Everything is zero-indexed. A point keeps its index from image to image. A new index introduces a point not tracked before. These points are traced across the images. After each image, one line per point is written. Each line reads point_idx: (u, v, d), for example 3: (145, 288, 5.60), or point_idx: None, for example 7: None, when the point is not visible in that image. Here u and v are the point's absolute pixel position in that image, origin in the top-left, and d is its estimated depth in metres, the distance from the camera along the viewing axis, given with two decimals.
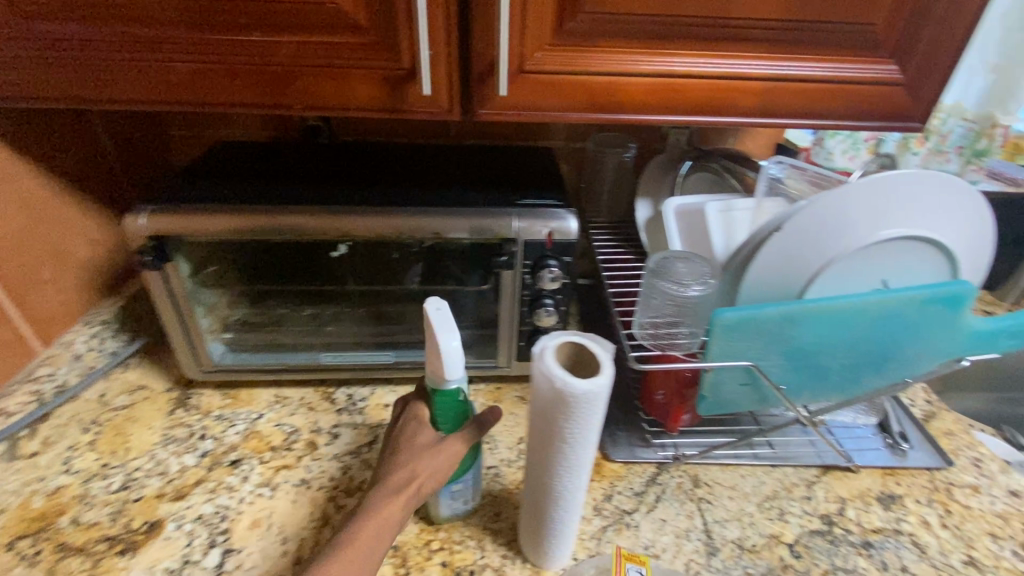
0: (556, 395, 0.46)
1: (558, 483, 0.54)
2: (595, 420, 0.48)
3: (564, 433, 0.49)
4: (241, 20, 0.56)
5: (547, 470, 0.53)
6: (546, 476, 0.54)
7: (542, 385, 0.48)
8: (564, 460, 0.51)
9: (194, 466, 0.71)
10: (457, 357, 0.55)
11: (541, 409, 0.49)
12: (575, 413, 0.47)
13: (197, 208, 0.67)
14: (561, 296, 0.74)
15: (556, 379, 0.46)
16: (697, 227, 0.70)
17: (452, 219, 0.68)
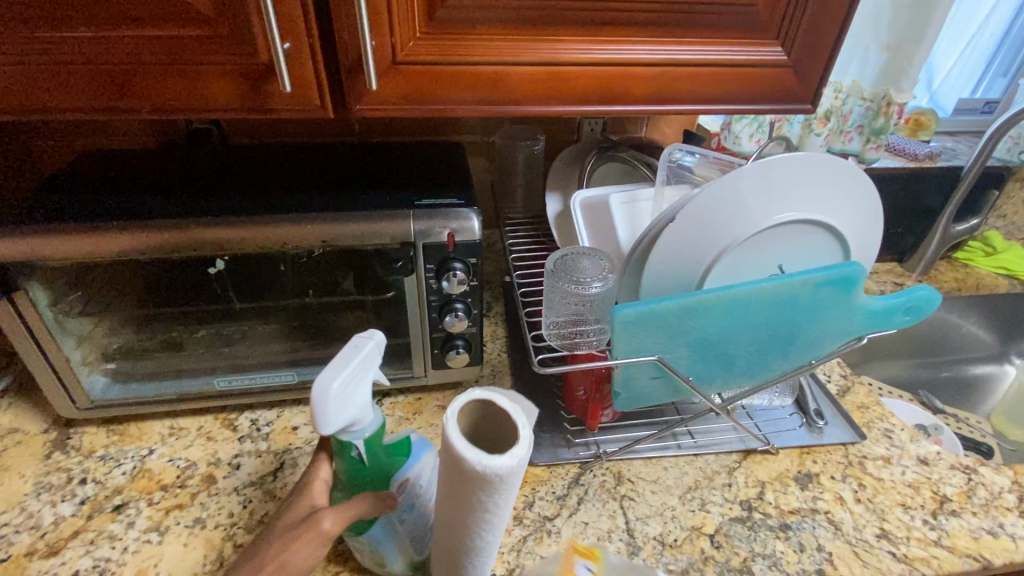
0: (477, 479, 0.42)
1: (479, 543, 0.49)
2: (518, 485, 0.45)
3: (487, 507, 0.45)
4: (60, 13, 0.49)
5: (467, 535, 0.48)
6: (465, 539, 0.49)
7: (458, 466, 0.43)
8: (479, 528, 0.48)
9: (71, 516, 0.64)
10: (336, 408, 0.45)
11: (456, 486, 0.45)
12: (498, 490, 0.43)
13: (45, 229, 0.59)
14: (471, 299, 0.70)
15: (476, 463, 0.42)
16: (604, 219, 0.68)
17: (342, 226, 0.63)
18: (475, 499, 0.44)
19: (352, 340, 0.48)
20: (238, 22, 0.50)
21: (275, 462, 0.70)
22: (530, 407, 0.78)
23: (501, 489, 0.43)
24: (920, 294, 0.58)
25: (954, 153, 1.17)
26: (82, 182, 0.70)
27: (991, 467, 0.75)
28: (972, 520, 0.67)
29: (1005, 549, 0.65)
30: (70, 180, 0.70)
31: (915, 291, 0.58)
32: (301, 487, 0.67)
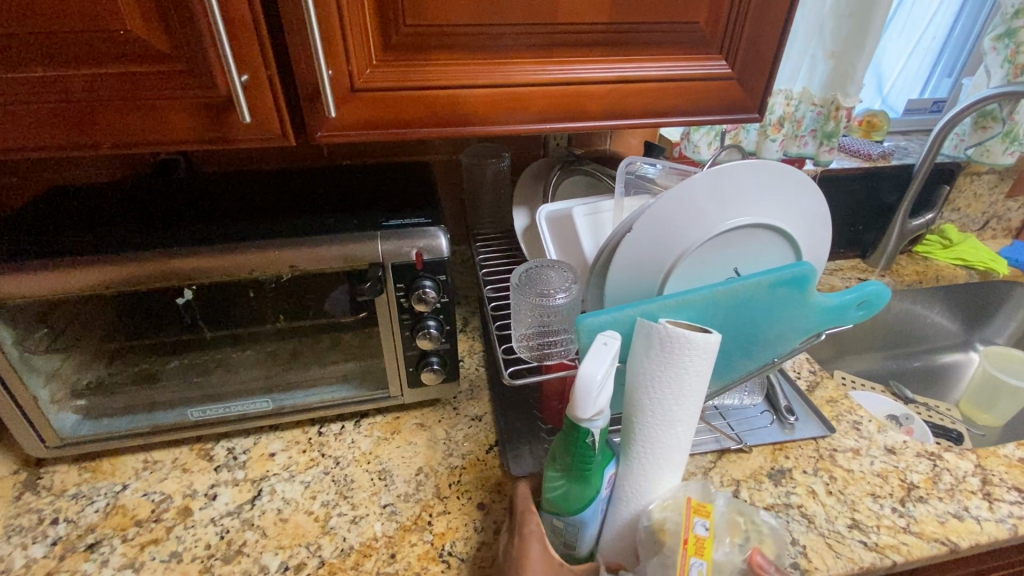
0: (661, 346, 0.51)
1: (651, 446, 0.55)
2: (693, 372, 0.52)
3: (662, 386, 0.52)
4: (13, 55, 0.49)
5: (643, 433, 0.55)
6: (640, 440, 0.55)
7: (649, 344, 0.52)
8: (650, 415, 0.54)
9: (42, 558, 0.62)
10: (596, 390, 0.48)
11: (639, 369, 0.53)
12: (671, 360, 0.51)
13: (6, 268, 0.59)
14: (442, 315, 0.71)
15: (660, 331, 0.51)
16: (569, 232, 0.70)
17: (311, 249, 0.64)
18: (681, 380, 0.52)
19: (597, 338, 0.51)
20: (195, 58, 0.51)
21: (253, 490, 0.70)
22: (507, 421, 0.79)
23: (695, 353, 0.51)
24: (870, 290, 0.60)
25: (905, 151, 1.22)
26: (47, 217, 0.69)
27: (955, 452, 0.77)
28: (939, 505, 0.69)
29: (971, 531, 0.67)
30: (35, 217, 0.69)
31: (865, 288, 0.61)
32: (279, 514, 0.67)
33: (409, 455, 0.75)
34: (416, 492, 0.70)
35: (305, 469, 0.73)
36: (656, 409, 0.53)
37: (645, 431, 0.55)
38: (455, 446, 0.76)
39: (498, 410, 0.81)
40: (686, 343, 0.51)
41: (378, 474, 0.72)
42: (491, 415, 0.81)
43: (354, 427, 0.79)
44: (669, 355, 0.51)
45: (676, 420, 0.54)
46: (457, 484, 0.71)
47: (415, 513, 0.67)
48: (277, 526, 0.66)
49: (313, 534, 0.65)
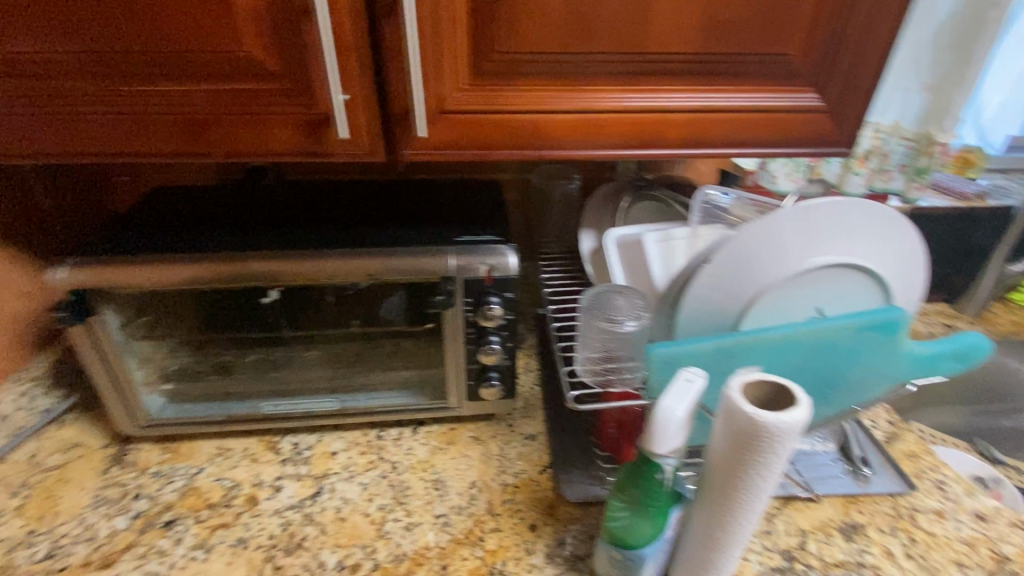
0: (747, 431, 0.45)
1: (730, 519, 0.51)
2: (782, 455, 0.46)
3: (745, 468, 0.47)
4: (149, 70, 0.54)
5: (720, 506, 0.51)
6: (717, 512, 0.51)
7: (732, 424, 0.46)
8: (728, 492, 0.49)
9: (125, 529, 0.67)
10: (676, 426, 0.48)
11: (718, 445, 0.48)
12: (759, 447, 0.45)
13: (119, 259, 0.65)
14: (506, 331, 0.72)
15: (749, 416, 0.45)
16: (639, 257, 0.69)
17: (388, 261, 0.66)
18: (768, 464, 0.47)
19: (680, 375, 0.51)
20: (300, 77, 0.55)
21: (314, 486, 0.73)
22: (562, 443, 0.78)
23: (786, 440, 0.45)
24: (969, 342, 0.57)
25: (1003, 190, 1.14)
26: (156, 216, 0.76)
27: None
28: None
29: None
30: (144, 215, 0.76)
31: (963, 339, 0.57)
32: (338, 513, 0.69)
33: (463, 468, 0.76)
34: (470, 506, 0.71)
35: (364, 471, 0.75)
36: (731, 488, 0.49)
37: (720, 501, 0.50)
38: (509, 464, 0.76)
39: (553, 431, 0.80)
40: (770, 439, 0.45)
41: (432, 484, 0.73)
42: (546, 435, 0.81)
43: (410, 434, 0.81)
44: (745, 445, 0.46)
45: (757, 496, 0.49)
46: (510, 502, 0.71)
47: (468, 528, 0.68)
48: (336, 524, 0.68)
49: (369, 537, 0.66)
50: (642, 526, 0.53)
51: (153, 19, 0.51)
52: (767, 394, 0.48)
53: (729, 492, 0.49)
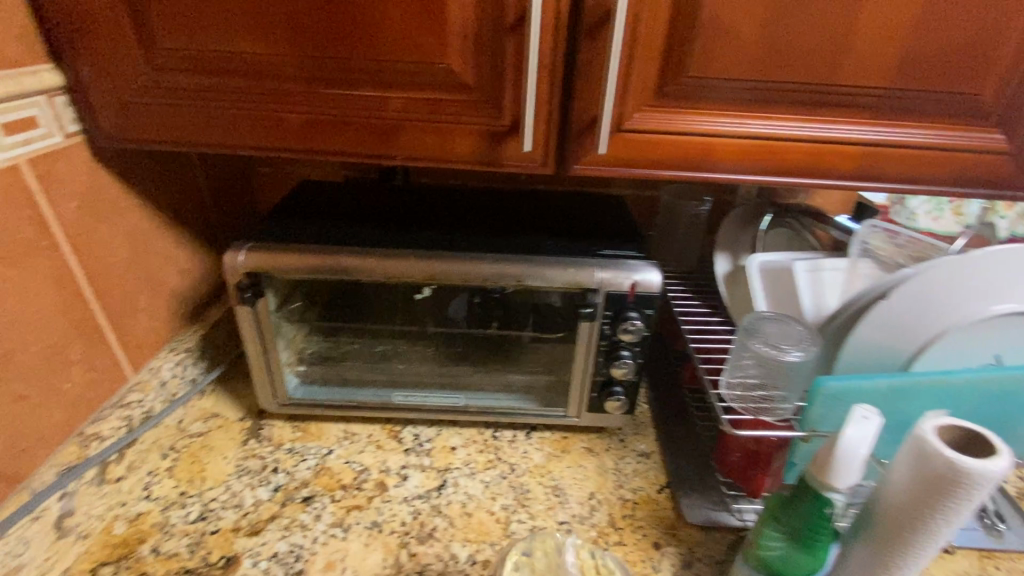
0: (942, 473, 0.45)
1: (898, 564, 0.50)
2: (973, 503, 0.46)
3: (930, 512, 0.47)
4: (356, 75, 0.57)
5: (890, 550, 0.50)
6: (885, 555, 0.50)
7: (923, 465, 0.46)
8: (904, 535, 0.49)
9: (268, 501, 0.71)
10: (854, 460, 0.48)
11: (900, 485, 0.48)
12: (953, 492, 0.45)
13: (288, 247, 0.69)
14: (638, 348, 0.72)
15: (947, 458, 0.44)
16: (788, 286, 0.69)
17: (538, 269, 0.68)
18: (957, 510, 0.46)
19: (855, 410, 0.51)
20: (494, 91, 0.57)
21: (439, 479, 0.76)
22: (678, 464, 0.78)
23: (983, 488, 0.44)
24: None
25: None
26: (309, 209, 0.81)
27: None
28: None
29: None
30: (299, 208, 0.81)
31: None
32: (464, 507, 0.72)
33: (579, 477, 0.77)
34: (591, 516, 0.72)
35: (484, 469, 0.77)
36: (909, 532, 0.48)
37: (891, 543, 0.49)
38: (625, 478, 0.77)
39: (667, 450, 0.81)
40: (969, 486, 0.44)
41: (551, 490, 0.75)
42: (659, 454, 0.81)
43: (525, 438, 0.83)
44: (937, 489, 0.45)
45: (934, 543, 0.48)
46: (630, 518, 0.72)
47: (591, 537, 0.69)
48: (463, 519, 0.70)
49: (496, 535, 0.68)
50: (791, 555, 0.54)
51: (368, 30, 0.55)
52: (958, 439, 0.47)
53: (904, 536, 0.48)
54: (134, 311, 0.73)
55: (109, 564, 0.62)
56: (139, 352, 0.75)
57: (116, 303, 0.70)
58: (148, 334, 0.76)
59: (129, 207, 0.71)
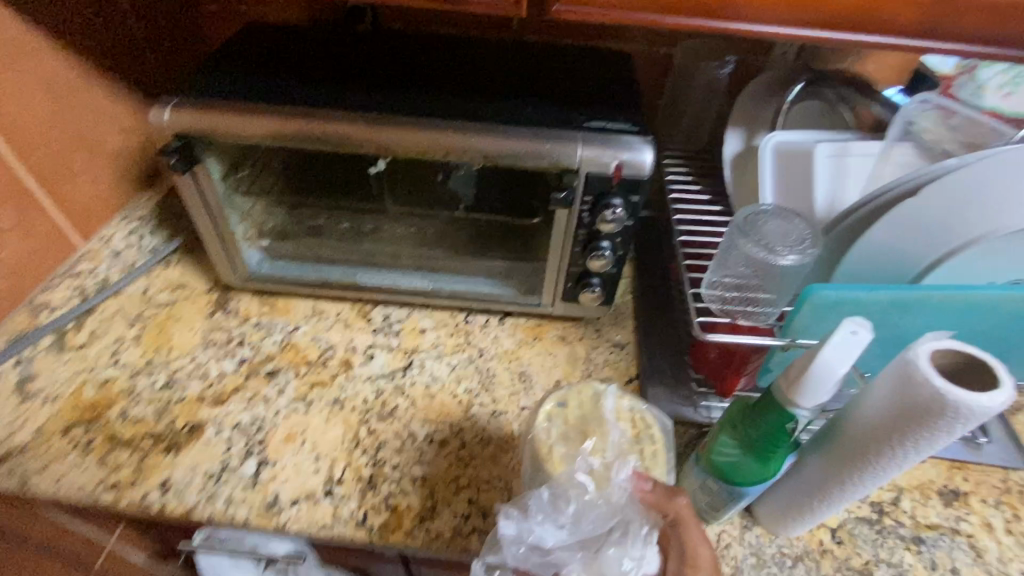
0: (923, 405, 0.40)
1: (846, 483, 0.48)
2: (947, 438, 0.42)
3: (899, 443, 0.43)
4: None
5: (843, 471, 0.48)
6: (835, 475, 0.49)
7: (908, 395, 0.41)
8: (861, 460, 0.46)
9: (233, 373, 0.71)
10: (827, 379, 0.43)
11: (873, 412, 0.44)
12: (930, 426, 0.41)
13: (224, 105, 0.60)
14: (620, 238, 0.65)
15: (935, 388, 0.39)
16: (802, 172, 0.59)
17: (505, 141, 0.59)
18: (925, 444, 0.42)
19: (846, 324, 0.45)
20: None
21: (405, 360, 0.74)
22: (651, 355, 0.76)
23: (964, 423, 0.40)
24: None
25: None
26: (253, 57, 0.69)
27: None
28: None
29: None
30: (241, 55, 0.69)
31: None
32: (428, 389, 0.71)
33: (548, 366, 0.75)
34: None
35: (451, 352, 0.76)
36: (866, 455, 0.45)
37: (845, 463, 0.47)
38: (595, 369, 0.75)
39: (643, 342, 0.78)
40: (943, 422, 0.40)
41: (517, 375, 0.73)
42: (634, 346, 0.78)
43: (497, 323, 0.80)
44: (913, 419, 0.41)
45: (894, 470, 0.46)
46: None
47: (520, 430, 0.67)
48: (425, 399, 0.70)
49: (456, 415, 0.69)
50: (751, 465, 0.51)
51: None
52: (964, 378, 0.42)
53: (863, 459, 0.46)
54: (70, 174, 0.67)
55: (79, 424, 0.64)
56: (87, 219, 0.71)
57: (44, 164, 0.64)
58: (95, 200, 0.72)
59: (37, 49, 0.61)
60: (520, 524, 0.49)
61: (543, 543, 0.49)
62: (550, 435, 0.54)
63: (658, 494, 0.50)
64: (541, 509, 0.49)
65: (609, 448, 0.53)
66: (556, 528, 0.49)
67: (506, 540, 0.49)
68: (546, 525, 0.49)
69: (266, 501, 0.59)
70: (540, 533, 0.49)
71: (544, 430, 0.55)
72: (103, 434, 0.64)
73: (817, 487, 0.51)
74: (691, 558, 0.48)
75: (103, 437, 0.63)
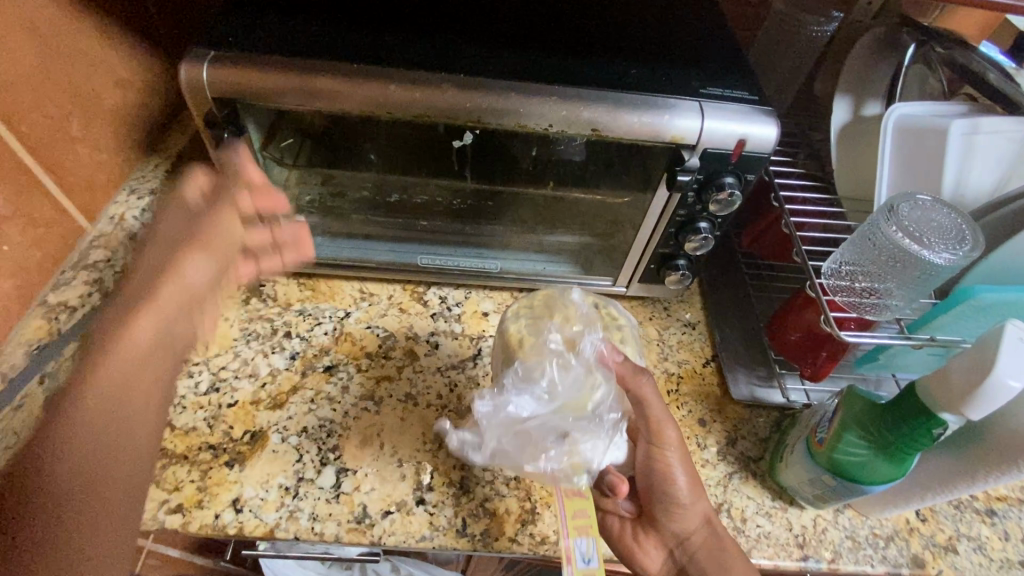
0: None
1: (974, 481, 0.48)
2: None
3: None
4: None
5: (975, 470, 0.48)
6: (964, 474, 0.49)
7: None
8: (1002, 462, 0.46)
9: (285, 370, 0.63)
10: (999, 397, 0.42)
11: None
12: None
13: (273, 61, 0.49)
14: (721, 219, 0.60)
15: None
16: (929, 149, 0.55)
17: (618, 112, 0.51)
18: None
19: (1011, 330, 0.42)
20: None
21: (473, 347, 0.69)
22: (726, 335, 0.73)
23: None
24: None
25: None
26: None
27: None
28: None
29: None
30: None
31: None
32: None
33: None
34: None
35: None
36: (1014, 459, 0.45)
37: (982, 462, 0.47)
38: (669, 351, 0.72)
39: (716, 320, 0.75)
40: None
41: None
42: (705, 324, 0.76)
43: None
44: None
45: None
46: (676, 393, 0.68)
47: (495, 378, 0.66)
48: None
49: None
50: (878, 465, 0.50)
51: None
52: None
53: (1006, 461, 0.46)
54: (68, 143, 0.55)
55: None
56: (91, 195, 0.59)
57: (38, 131, 0.51)
58: (98, 172, 0.59)
59: None
60: (495, 398, 0.51)
61: (520, 414, 0.50)
62: (521, 326, 0.57)
63: (626, 368, 0.54)
64: (517, 382, 0.52)
65: (582, 314, 0.57)
66: (532, 399, 0.51)
67: (483, 416, 0.50)
68: (523, 395, 0.51)
69: (354, 513, 0.54)
70: (517, 403, 0.50)
71: (523, 325, 0.57)
72: None
73: (934, 481, 0.51)
74: (657, 431, 0.53)
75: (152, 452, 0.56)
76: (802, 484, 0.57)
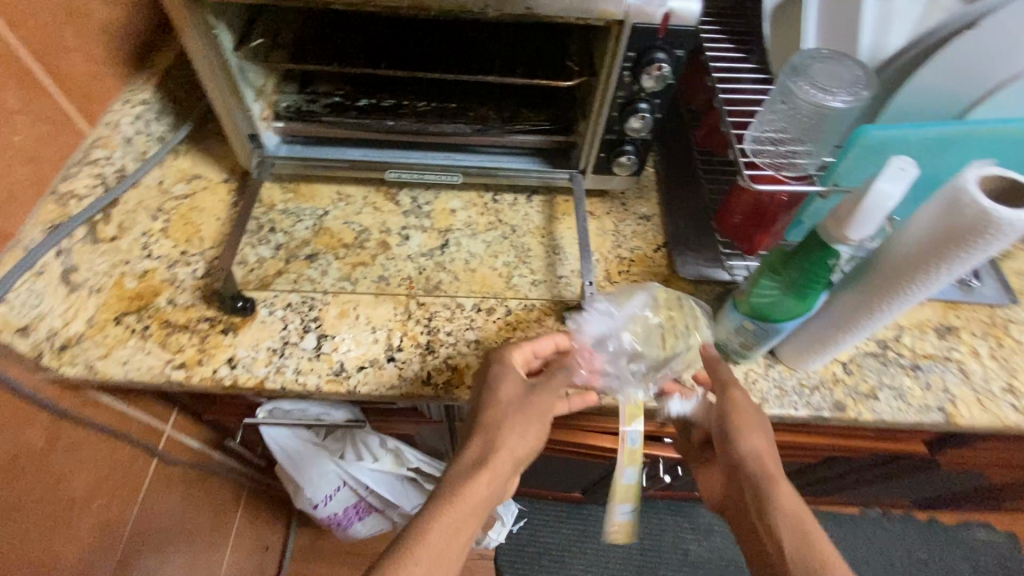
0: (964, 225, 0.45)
1: (875, 312, 0.54)
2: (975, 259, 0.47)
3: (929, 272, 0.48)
4: None
5: (873, 303, 0.54)
6: (865, 308, 0.55)
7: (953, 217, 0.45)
8: (891, 289, 0.52)
9: (272, 258, 0.71)
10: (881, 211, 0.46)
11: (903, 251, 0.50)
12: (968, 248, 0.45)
13: None
14: (659, 100, 0.65)
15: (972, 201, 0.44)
16: (848, 20, 0.62)
17: None
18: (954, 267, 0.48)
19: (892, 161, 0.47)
20: None
21: (441, 239, 0.76)
22: (675, 223, 0.78)
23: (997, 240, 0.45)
24: None
25: None
26: None
27: None
28: None
29: None
30: None
31: None
32: (467, 264, 0.73)
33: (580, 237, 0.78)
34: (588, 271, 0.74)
35: (485, 230, 0.77)
36: (900, 283, 0.50)
37: (876, 293, 0.53)
38: (624, 240, 0.78)
39: (668, 211, 0.80)
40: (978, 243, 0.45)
41: (551, 247, 0.76)
42: (659, 216, 0.81)
43: (526, 201, 0.80)
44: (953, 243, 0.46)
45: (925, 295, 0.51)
46: (627, 273, 0.75)
47: (461, 265, 0.73)
48: (466, 273, 0.72)
49: (499, 287, 0.71)
50: (785, 303, 0.57)
51: None
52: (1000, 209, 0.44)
53: (893, 286, 0.51)
54: (65, 51, 0.61)
55: (131, 313, 0.64)
56: (89, 101, 0.66)
57: (37, 36, 0.57)
58: (93, 81, 0.66)
59: None
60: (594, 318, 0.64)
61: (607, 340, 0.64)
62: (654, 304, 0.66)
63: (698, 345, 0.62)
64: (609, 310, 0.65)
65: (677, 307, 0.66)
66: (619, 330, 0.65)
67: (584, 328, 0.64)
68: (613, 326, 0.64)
69: (333, 368, 0.63)
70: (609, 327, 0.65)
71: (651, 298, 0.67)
72: (157, 320, 0.65)
73: (842, 320, 0.57)
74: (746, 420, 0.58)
75: (158, 323, 0.64)
76: (732, 337, 0.63)
